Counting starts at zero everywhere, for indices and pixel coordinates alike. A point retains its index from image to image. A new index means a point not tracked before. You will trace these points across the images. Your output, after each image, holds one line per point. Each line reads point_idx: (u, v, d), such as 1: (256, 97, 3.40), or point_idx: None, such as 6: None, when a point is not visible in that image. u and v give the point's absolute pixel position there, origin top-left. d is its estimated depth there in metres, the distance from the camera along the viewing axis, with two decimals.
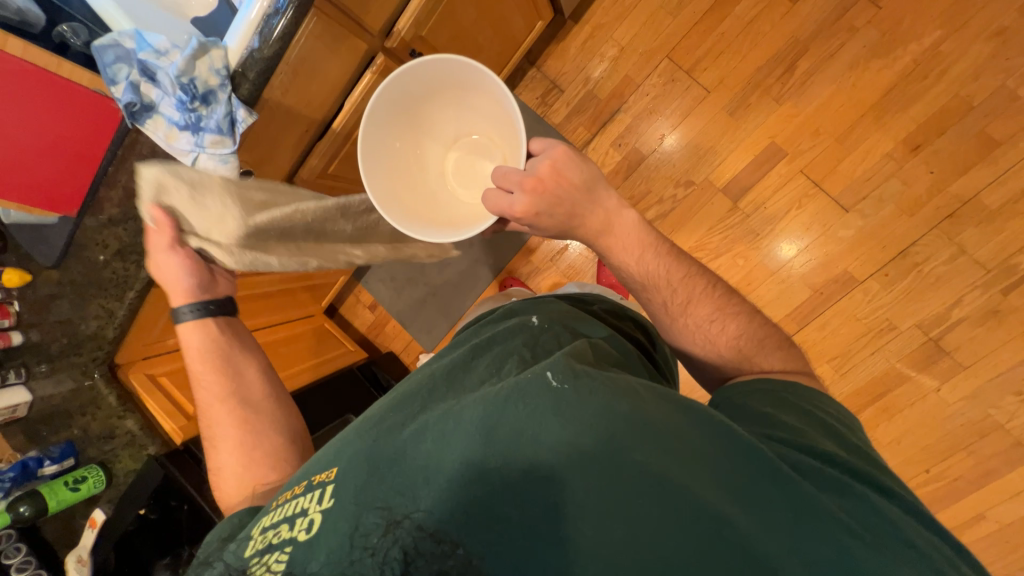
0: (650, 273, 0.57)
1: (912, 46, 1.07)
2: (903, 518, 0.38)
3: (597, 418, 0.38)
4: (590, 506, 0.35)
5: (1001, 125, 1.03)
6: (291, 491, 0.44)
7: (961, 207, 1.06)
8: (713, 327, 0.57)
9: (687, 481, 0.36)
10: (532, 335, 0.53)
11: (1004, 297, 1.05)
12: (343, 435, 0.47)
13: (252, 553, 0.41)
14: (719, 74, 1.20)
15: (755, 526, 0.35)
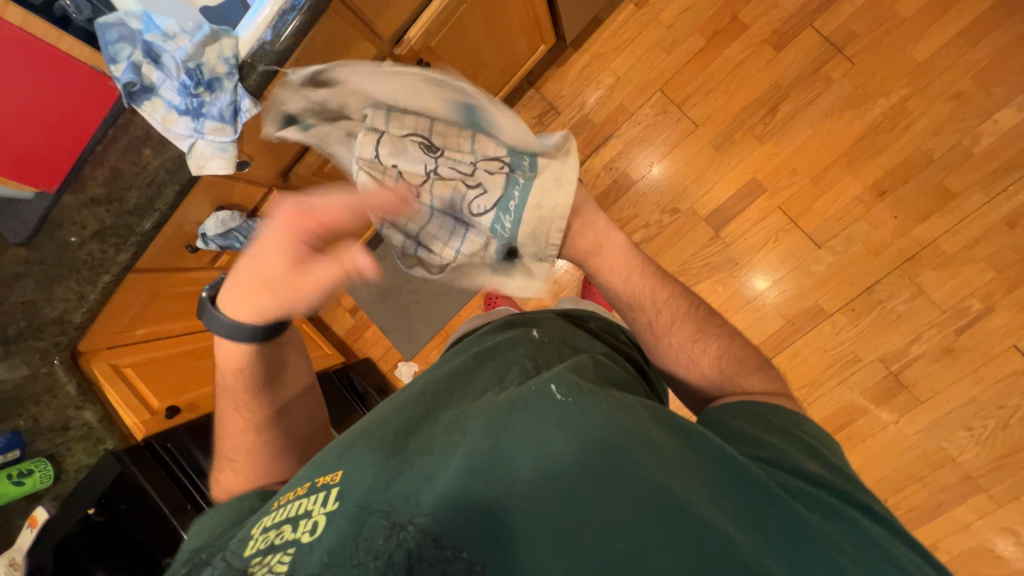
0: (636, 291, 0.60)
1: (881, 101, 1.16)
2: (899, 547, 0.37)
3: (600, 429, 0.39)
4: (593, 515, 0.35)
5: (957, 179, 1.12)
6: (293, 492, 0.43)
7: (920, 251, 1.14)
8: (697, 347, 0.57)
9: (687, 494, 0.36)
10: (533, 347, 0.54)
11: (957, 336, 1.13)
12: (347, 437, 0.47)
13: (252, 554, 0.38)
14: (707, 110, 1.27)
15: (754, 544, 0.34)
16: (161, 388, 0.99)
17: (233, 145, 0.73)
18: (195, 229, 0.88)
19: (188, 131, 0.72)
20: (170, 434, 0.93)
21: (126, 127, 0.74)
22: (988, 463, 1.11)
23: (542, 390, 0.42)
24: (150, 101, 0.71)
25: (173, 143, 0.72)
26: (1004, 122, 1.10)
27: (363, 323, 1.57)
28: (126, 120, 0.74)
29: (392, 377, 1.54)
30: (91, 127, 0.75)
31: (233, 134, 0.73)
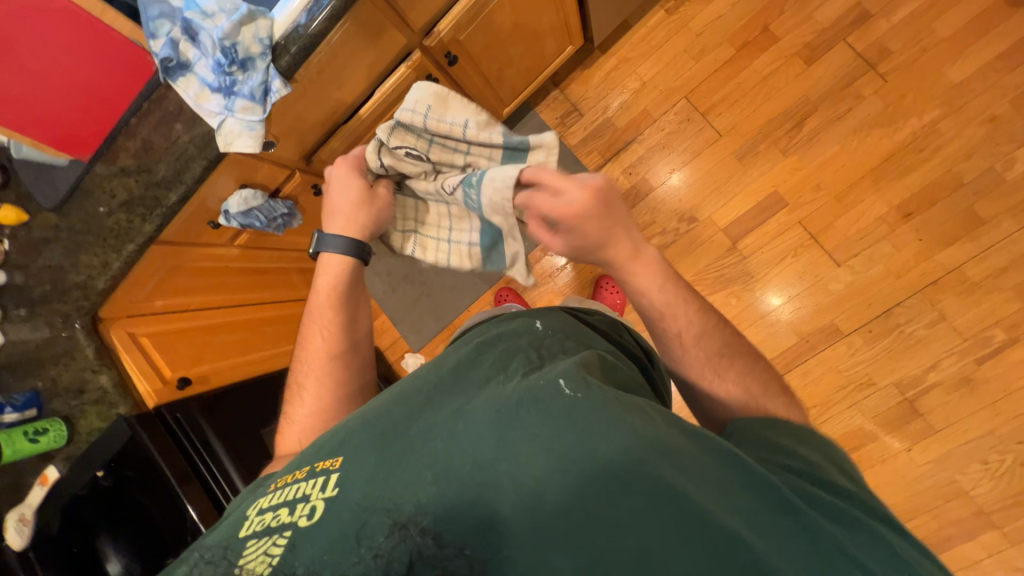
0: (666, 302, 0.58)
1: (913, 120, 1.14)
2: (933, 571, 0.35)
3: (609, 427, 0.37)
4: (599, 516, 0.35)
5: (987, 205, 1.09)
6: (292, 475, 0.44)
7: (943, 276, 1.11)
8: (722, 360, 0.56)
9: (700, 496, 0.35)
10: (536, 338, 0.54)
11: (978, 365, 1.09)
12: (349, 421, 0.48)
13: (247, 534, 0.40)
14: (732, 120, 1.26)
15: (775, 554, 0.33)
16: (177, 360, 1.00)
17: (260, 124, 0.75)
18: (218, 206, 0.89)
19: (219, 109, 0.74)
20: (182, 406, 0.95)
21: (158, 102, 0.78)
22: (1002, 499, 1.07)
23: (549, 383, 0.42)
24: (184, 77, 0.74)
25: (203, 119, 0.75)
26: None
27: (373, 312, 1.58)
28: (160, 95, 0.78)
29: (398, 368, 1.55)
30: (125, 101, 0.78)
31: (261, 114, 0.75)
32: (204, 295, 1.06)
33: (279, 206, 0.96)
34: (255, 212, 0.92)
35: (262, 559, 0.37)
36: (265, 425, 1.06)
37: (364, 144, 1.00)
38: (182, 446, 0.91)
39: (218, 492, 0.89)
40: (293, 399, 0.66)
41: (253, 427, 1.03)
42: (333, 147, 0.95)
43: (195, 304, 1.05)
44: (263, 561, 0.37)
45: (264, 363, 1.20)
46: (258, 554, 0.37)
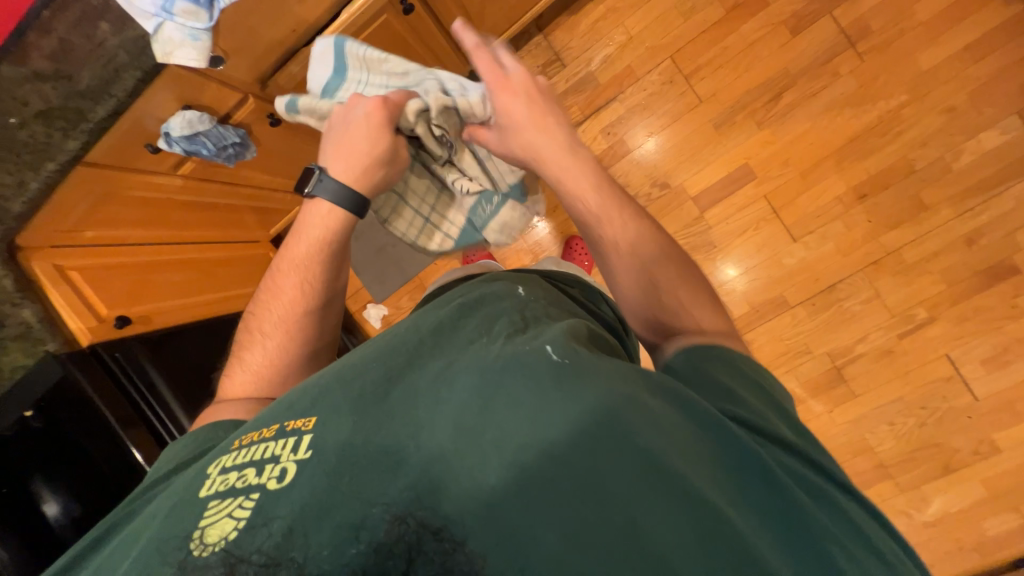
0: (602, 204, 0.60)
1: (881, 104, 1.17)
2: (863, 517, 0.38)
3: (598, 397, 0.37)
4: (584, 485, 0.34)
5: (933, 192, 1.16)
6: (259, 433, 0.43)
7: (884, 257, 1.20)
8: (655, 264, 0.58)
9: (683, 468, 0.35)
10: (520, 303, 0.53)
11: (899, 340, 1.21)
12: (322, 381, 0.46)
13: (210, 494, 0.40)
14: (713, 86, 1.24)
15: (740, 518, 0.35)
16: (112, 297, 0.91)
17: (205, 35, 0.66)
18: (157, 128, 0.79)
19: (155, 9, 0.63)
20: (121, 343, 0.89)
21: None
22: (899, 455, 1.22)
23: (536, 352, 0.41)
24: None
25: (136, 20, 0.65)
26: (986, 143, 1.13)
27: None
28: None
29: (359, 318, 1.52)
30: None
31: (207, 23, 0.66)
32: (140, 229, 0.96)
33: (229, 134, 0.86)
34: (201, 138, 0.82)
35: (227, 519, 0.37)
36: (214, 364, 1.03)
37: None
38: (124, 387, 0.86)
39: (166, 434, 0.86)
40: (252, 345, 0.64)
41: (201, 366, 1.00)
42: (292, 72, 0.85)
43: (130, 240, 0.95)
44: (228, 523, 0.37)
45: (215, 306, 1.13)
46: (223, 516, 0.38)
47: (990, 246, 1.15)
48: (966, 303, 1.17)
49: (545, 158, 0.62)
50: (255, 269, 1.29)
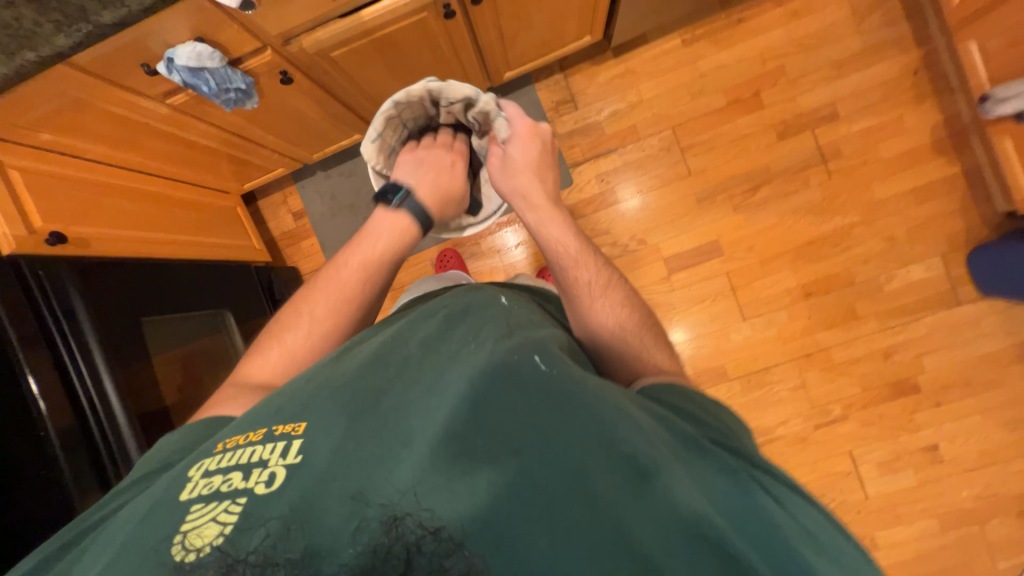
0: (572, 245, 0.66)
1: (837, 218, 1.32)
2: (830, 518, 0.40)
3: (588, 407, 0.39)
4: (578, 493, 0.36)
5: (865, 305, 1.31)
6: (244, 437, 0.43)
7: (815, 352, 1.32)
8: (624, 312, 0.62)
9: (666, 473, 0.36)
10: (505, 310, 0.54)
11: (814, 430, 1.32)
12: (308, 385, 0.47)
13: (193, 497, 0.39)
14: (703, 164, 1.35)
15: (727, 524, 0.36)
16: (51, 210, 0.83)
17: None
18: (162, 50, 0.75)
19: None
20: (49, 262, 0.77)
21: None
22: None
23: (525, 360, 0.42)
24: None
25: None
26: (914, 274, 1.29)
27: (304, 231, 1.47)
28: None
29: None
30: None
31: None
32: (104, 147, 0.92)
33: (236, 78, 0.83)
34: (205, 74, 0.79)
35: (210, 524, 0.37)
36: (149, 311, 0.88)
37: (356, 48, 0.90)
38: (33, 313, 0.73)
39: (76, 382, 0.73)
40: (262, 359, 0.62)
41: (135, 310, 0.85)
42: (319, 38, 0.84)
43: (90, 155, 0.91)
44: (214, 527, 0.37)
45: (164, 250, 1.02)
46: (207, 519, 0.37)
47: (901, 363, 1.29)
48: (874, 408, 1.31)
49: (536, 203, 0.68)
50: (218, 221, 1.24)
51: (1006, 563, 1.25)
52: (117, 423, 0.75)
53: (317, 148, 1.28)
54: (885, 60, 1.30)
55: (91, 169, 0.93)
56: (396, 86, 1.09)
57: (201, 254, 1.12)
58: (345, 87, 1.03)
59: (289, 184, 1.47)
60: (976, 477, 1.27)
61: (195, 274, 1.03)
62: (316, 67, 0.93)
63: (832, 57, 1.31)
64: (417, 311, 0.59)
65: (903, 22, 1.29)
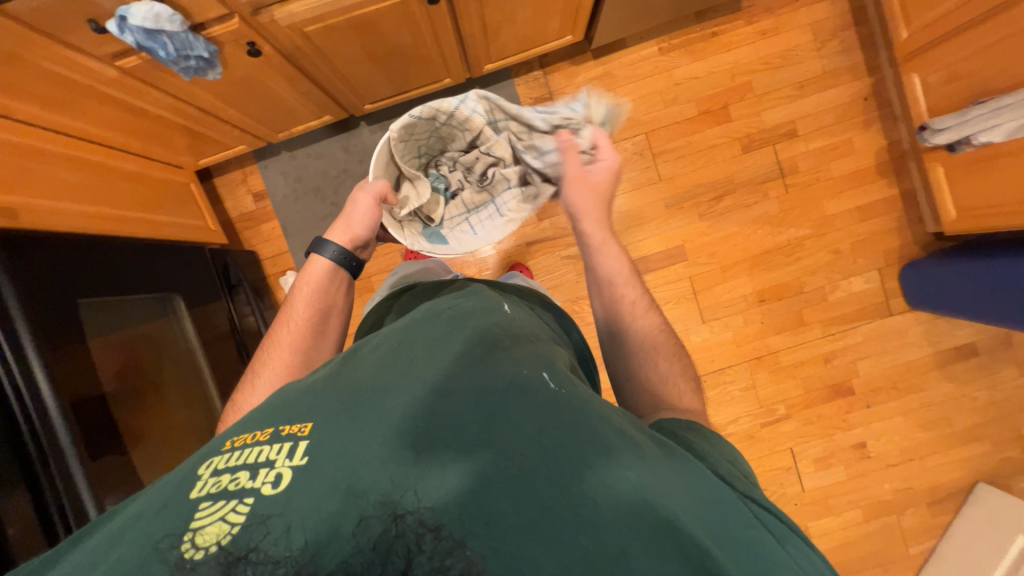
0: (619, 274, 0.72)
1: (792, 231, 1.40)
2: (822, 562, 0.41)
3: (595, 430, 0.40)
4: (579, 513, 0.36)
5: (811, 313, 1.40)
6: (253, 435, 0.42)
7: (765, 355, 1.41)
8: (660, 335, 0.68)
9: (664, 498, 0.38)
10: (509, 321, 0.56)
11: (760, 428, 1.41)
12: (314, 385, 0.47)
13: (199, 496, 0.38)
14: (674, 171, 1.40)
15: (717, 551, 0.36)
16: None
17: None
18: (113, 7, 0.68)
19: None
20: None
21: None
22: None
23: (533, 377, 0.44)
24: None
25: None
26: (854, 286, 1.40)
27: (264, 213, 1.39)
28: None
29: (273, 283, 1.40)
30: None
31: None
32: (41, 107, 0.83)
33: (198, 45, 0.77)
34: (163, 38, 0.72)
35: (218, 525, 0.36)
36: (87, 292, 0.80)
37: (331, 26, 0.86)
38: None
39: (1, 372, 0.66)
40: (244, 389, 0.69)
41: (71, 288, 0.77)
42: (294, 11, 0.80)
43: (25, 117, 0.81)
44: (222, 527, 0.35)
45: (111, 227, 0.93)
46: (214, 520, 0.36)
47: (839, 366, 1.40)
48: (815, 408, 1.41)
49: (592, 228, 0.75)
50: (168, 197, 1.15)
51: (917, 548, 1.40)
52: (46, 413, 0.68)
53: (283, 126, 1.21)
54: (840, 84, 1.39)
55: (31, 134, 0.83)
56: (372, 67, 1.05)
57: (150, 233, 1.04)
58: (318, 65, 0.98)
59: (250, 162, 1.38)
60: (897, 471, 1.40)
61: (142, 253, 0.95)
62: (289, 41, 0.88)
63: (794, 78, 1.39)
64: (420, 312, 0.59)
65: (858, 51, 1.38)
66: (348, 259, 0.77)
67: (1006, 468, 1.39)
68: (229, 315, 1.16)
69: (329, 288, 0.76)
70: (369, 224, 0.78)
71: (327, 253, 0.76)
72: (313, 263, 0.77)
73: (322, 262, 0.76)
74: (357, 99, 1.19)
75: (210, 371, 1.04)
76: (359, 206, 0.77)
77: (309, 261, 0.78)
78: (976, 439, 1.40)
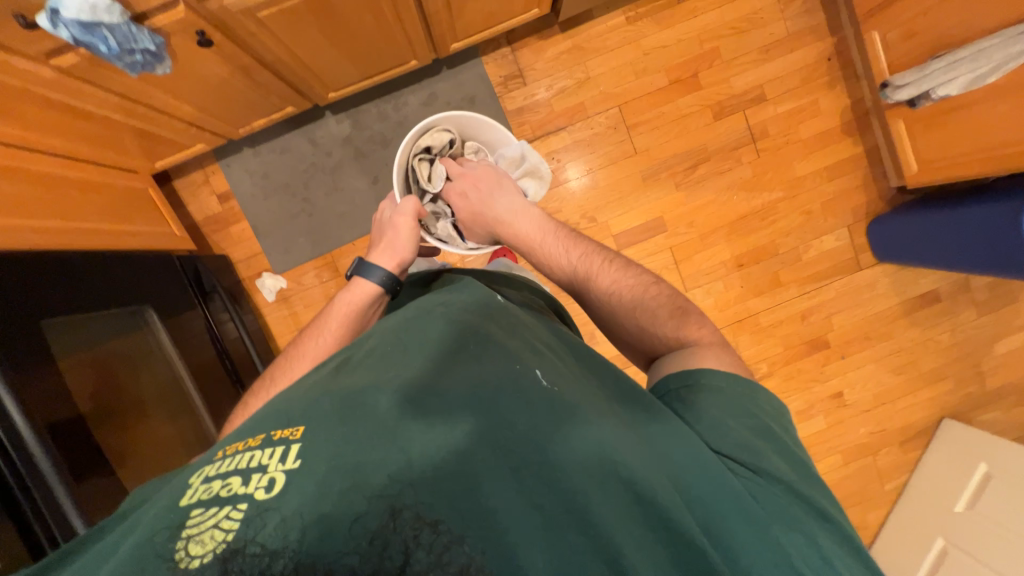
0: (543, 240, 0.77)
1: (765, 194, 1.43)
2: (828, 544, 0.43)
3: (589, 425, 0.43)
4: (573, 504, 0.39)
5: (787, 273, 1.45)
6: (243, 443, 0.41)
7: (746, 318, 1.45)
8: (618, 280, 0.67)
9: (657, 490, 0.40)
10: (501, 316, 0.57)
11: None
12: (308, 390, 0.46)
13: (191, 504, 0.36)
14: (648, 142, 1.40)
15: (701, 534, 0.40)
16: None
17: None
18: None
19: None
20: None
21: None
22: None
23: (528, 377, 0.45)
24: None
25: None
26: (826, 244, 1.45)
27: (233, 214, 1.34)
28: None
29: (249, 286, 1.35)
30: None
31: None
32: None
33: (142, 37, 0.71)
34: (103, 30, 0.67)
35: (210, 532, 0.34)
36: (51, 312, 0.75)
37: (287, 9, 0.81)
38: None
39: None
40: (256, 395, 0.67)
41: (33, 308, 0.72)
42: None
43: None
44: (215, 536, 0.34)
45: (60, 236, 0.86)
46: (207, 527, 0.35)
47: (815, 323, 1.46)
48: (794, 364, 1.47)
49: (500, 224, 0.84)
50: (124, 203, 1.08)
51: (892, 484, 1.50)
52: (23, 442, 0.64)
53: (242, 121, 1.15)
54: (804, 45, 1.41)
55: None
56: (333, 52, 1.00)
57: (111, 243, 0.98)
58: (277, 53, 0.93)
59: (211, 162, 1.32)
60: (871, 416, 1.49)
61: (102, 263, 0.89)
62: (241, 28, 0.82)
63: (760, 42, 1.40)
64: (411, 310, 0.60)
65: (819, 11, 1.40)
66: (388, 278, 0.78)
67: (968, 403, 1.50)
68: (207, 324, 1.12)
69: (368, 311, 0.77)
70: (412, 243, 0.81)
71: (373, 275, 0.78)
72: (359, 284, 0.78)
73: (367, 284, 0.77)
74: (320, 87, 1.13)
75: (195, 383, 1.01)
76: (402, 230, 0.82)
77: (353, 282, 0.79)
78: (941, 379, 1.49)
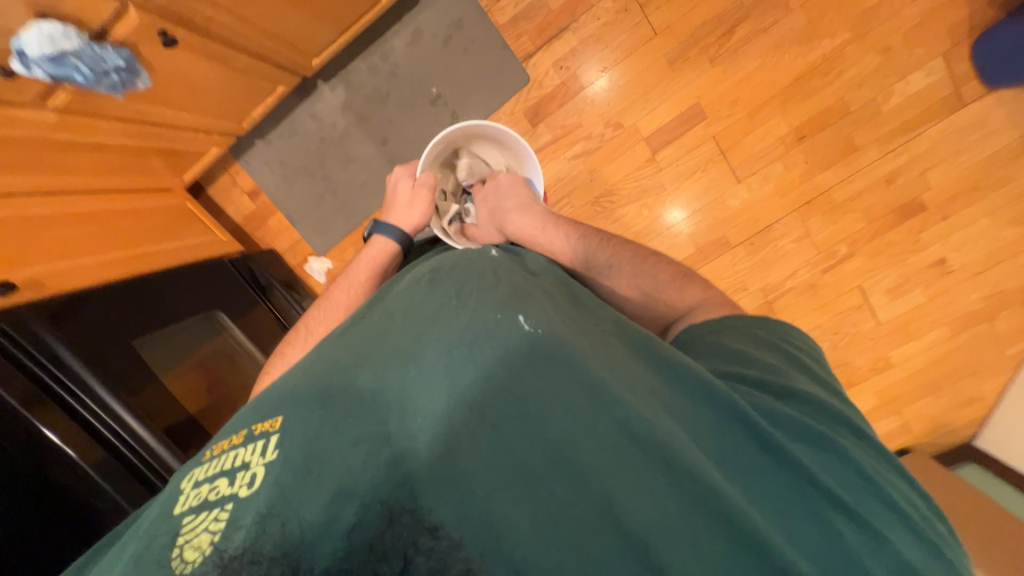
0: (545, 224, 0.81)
1: (825, 42, 1.17)
2: (863, 458, 0.40)
3: (581, 372, 0.41)
4: (566, 464, 0.37)
5: (863, 134, 1.22)
6: (229, 442, 0.44)
7: (817, 197, 1.27)
8: (630, 259, 0.70)
9: (667, 436, 0.38)
10: (484, 264, 0.56)
11: (822, 275, 1.32)
12: (284, 383, 0.48)
13: (185, 511, 0.40)
14: (669, 18, 1.18)
15: (721, 474, 0.38)
16: None
17: None
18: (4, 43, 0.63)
19: None
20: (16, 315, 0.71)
21: None
22: None
23: (509, 324, 0.44)
24: None
25: None
26: (913, 85, 1.18)
27: (265, 208, 1.39)
28: None
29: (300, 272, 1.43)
30: None
31: None
32: (25, 176, 0.83)
33: (108, 54, 0.71)
34: (72, 59, 0.67)
35: (204, 532, 0.37)
36: (139, 333, 0.85)
37: None
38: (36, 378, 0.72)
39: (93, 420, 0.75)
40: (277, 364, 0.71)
41: (124, 334, 0.82)
42: None
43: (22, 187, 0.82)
44: (206, 535, 0.37)
45: (128, 266, 0.96)
46: (200, 529, 0.37)
47: (905, 185, 1.24)
48: (881, 238, 1.28)
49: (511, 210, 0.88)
50: (171, 221, 1.16)
51: (1014, 348, 1.32)
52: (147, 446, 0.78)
53: (242, 114, 1.15)
54: None
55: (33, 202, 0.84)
56: (297, 13, 0.94)
57: (172, 262, 1.07)
58: (241, 33, 0.89)
59: (232, 162, 1.36)
60: (983, 278, 1.29)
61: (170, 280, 0.98)
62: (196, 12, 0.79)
63: None
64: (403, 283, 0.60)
65: None
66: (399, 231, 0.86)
67: None
68: (274, 317, 1.20)
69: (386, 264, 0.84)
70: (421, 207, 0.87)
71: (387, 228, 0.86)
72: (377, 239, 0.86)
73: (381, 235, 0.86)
74: (302, 57, 1.08)
75: None
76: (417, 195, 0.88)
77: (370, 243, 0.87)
78: None
